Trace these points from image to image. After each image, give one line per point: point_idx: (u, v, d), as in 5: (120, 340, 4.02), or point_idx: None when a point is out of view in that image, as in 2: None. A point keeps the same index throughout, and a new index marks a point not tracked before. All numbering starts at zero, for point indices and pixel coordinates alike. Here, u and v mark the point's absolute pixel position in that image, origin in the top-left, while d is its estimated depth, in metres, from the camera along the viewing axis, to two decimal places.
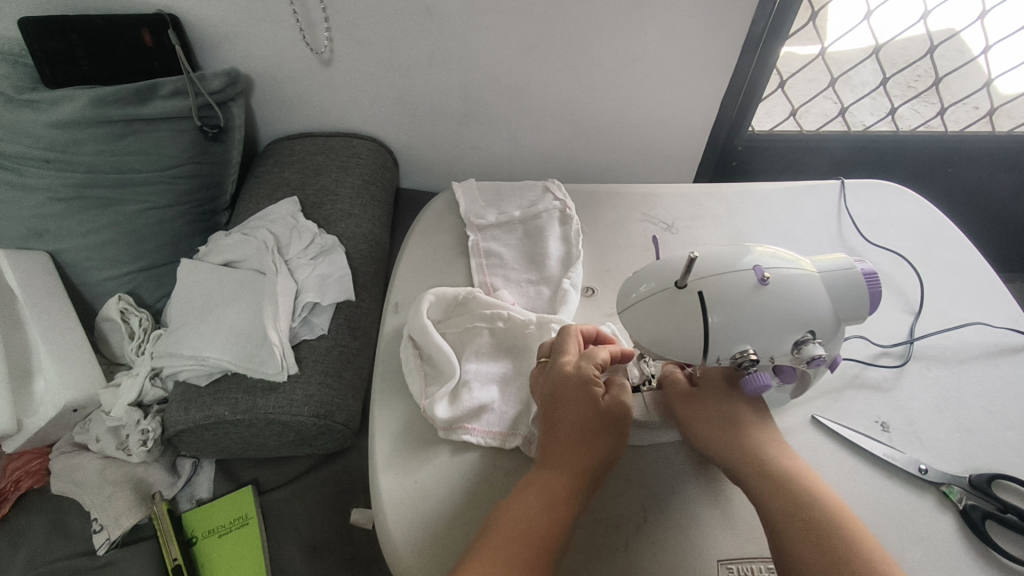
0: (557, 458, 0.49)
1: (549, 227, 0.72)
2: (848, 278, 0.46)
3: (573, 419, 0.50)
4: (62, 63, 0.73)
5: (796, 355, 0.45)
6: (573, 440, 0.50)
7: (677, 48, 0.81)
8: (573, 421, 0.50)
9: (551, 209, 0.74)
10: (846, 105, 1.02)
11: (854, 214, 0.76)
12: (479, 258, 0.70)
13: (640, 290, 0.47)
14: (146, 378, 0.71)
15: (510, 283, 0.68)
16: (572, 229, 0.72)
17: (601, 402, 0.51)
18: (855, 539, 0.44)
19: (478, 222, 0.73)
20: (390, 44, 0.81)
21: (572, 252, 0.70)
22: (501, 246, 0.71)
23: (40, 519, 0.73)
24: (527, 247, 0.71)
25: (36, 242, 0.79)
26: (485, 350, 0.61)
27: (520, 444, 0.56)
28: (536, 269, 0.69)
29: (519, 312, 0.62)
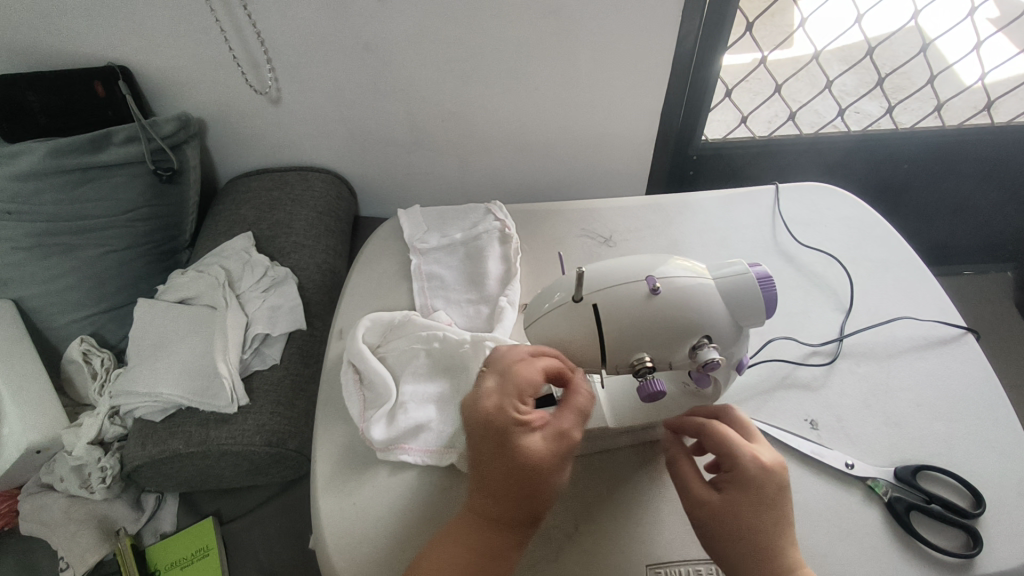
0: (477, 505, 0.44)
1: (489, 248, 0.74)
2: (741, 282, 0.48)
3: (492, 460, 0.44)
4: (21, 118, 0.78)
5: (693, 360, 0.47)
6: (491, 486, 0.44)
7: (612, 67, 0.84)
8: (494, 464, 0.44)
9: (490, 230, 0.75)
10: (794, 109, 1.04)
11: (789, 217, 0.77)
12: (421, 281, 0.72)
13: (547, 304, 0.49)
14: (106, 416, 0.73)
15: (450, 303, 0.70)
16: (512, 248, 0.74)
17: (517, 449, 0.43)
18: None
19: (421, 245, 0.75)
20: (335, 80, 0.84)
21: (511, 270, 0.72)
22: (442, 268, 0.73)
23: (9, 560, 0.75)
24: (467, 268, 0.73)
25: (1, 291, 0.82)
26: (423, 372, 0.63)
27: (455, 460, 0.57)
28: (475, 289, 0.71)
29: (454, 331, 0.64)
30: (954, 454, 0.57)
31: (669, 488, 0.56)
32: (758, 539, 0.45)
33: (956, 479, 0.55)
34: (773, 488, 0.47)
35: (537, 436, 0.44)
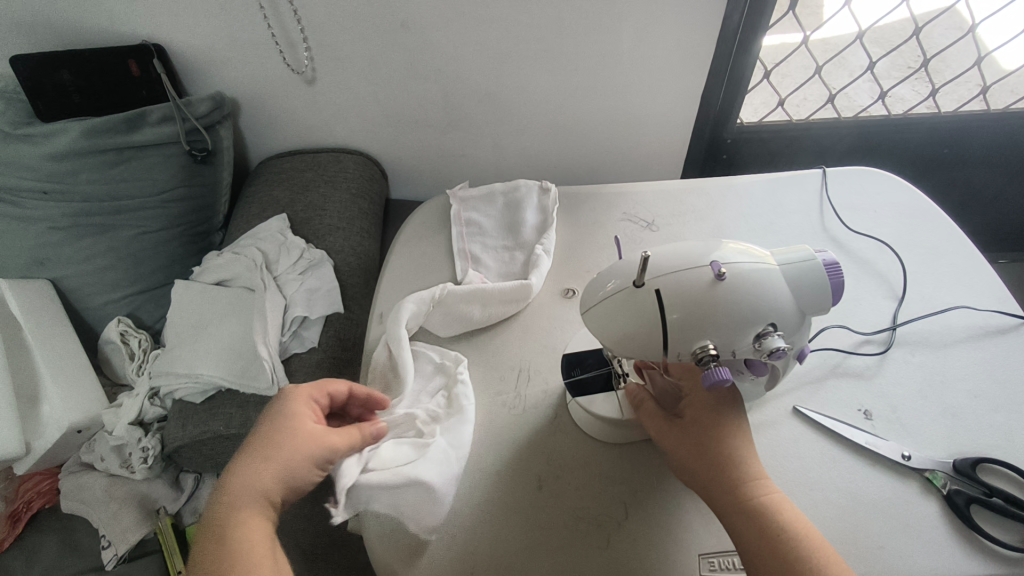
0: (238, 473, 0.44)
1: (527, 199, 0.75)
2: (808, 269, 0.47)
3: (261, 435, 0.46)
4: (57, 97, 0.77)
5: (759, 349, 0.46)
6: (263, 446, 0.45)
7: (651, 47, 0.82)
8: (271, 437, 0.46)
9: (529, 183, 0.77)
10: (835, 91, 1.00)
11: (837, 203, 0.75)
12: (460, 228, 0.74)
13: (605, 288, 0.48)
14: (146, 397, 0.73)
15: (487, 249, 0.73)
16: (551, 199, 0.76)
17: (274, 420, 0.47)
18: (801, 538, 0.45)
19: (461, 193, 0.77)
20: (370, 59, 0.82)
21: (548, 220, 0.74)
22: (481, 216, 0.75)
23: (51, 537, 0.76)
24: (506, 217, 0.75)
25: (39, 271, 0.82)
26: (441, 405, 0.59)
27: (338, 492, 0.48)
28: (512, 237, 0.74)
29: (494, 288, 0.65)
30: (1016, 448, 0.55)
31: None
32: (730, 471, 0.48)
33: (1021, 475, 0.53)
34: (728, 419, 0.51)
35: (295, 410, 0.48)
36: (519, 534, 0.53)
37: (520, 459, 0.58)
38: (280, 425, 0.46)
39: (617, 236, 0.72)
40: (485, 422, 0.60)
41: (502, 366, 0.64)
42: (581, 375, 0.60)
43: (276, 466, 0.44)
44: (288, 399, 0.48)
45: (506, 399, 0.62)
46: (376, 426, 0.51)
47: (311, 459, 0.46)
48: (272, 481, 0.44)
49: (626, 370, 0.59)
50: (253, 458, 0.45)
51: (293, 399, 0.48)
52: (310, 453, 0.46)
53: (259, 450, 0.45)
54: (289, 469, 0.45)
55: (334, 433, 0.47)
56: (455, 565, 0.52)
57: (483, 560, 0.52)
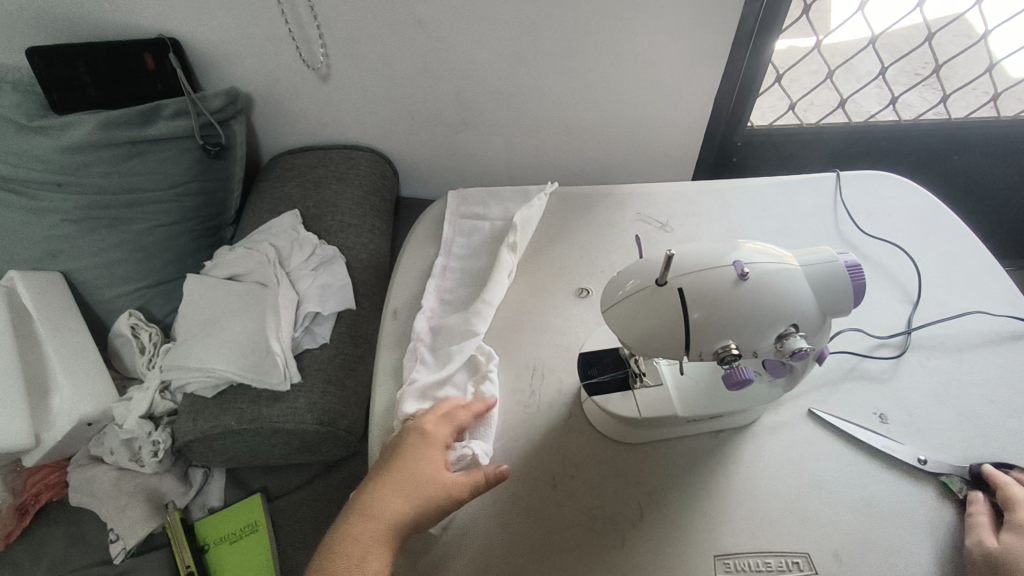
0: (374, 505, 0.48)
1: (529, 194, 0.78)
2: (830, 270, 0.47)
3: (396, 470, 0.50)
4: (71, 90, 0.76)
5: (780, 349, 0.46)
6: (393, 483, 0.49)
7: (666, 48, 0.82)
8: (405, 473, 0.49)
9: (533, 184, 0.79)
10: (847, 96, 1.00)
11: (851, 206, 0.75)
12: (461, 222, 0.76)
13: (626, 287, 0.47)
14: (156, 391, 0.73)
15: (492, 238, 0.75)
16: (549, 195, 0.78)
17: (409, 458, 0.50)
18: None
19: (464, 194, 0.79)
20: (384, 56, 0.82)
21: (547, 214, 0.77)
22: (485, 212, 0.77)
23: (59, 530, 0.76)
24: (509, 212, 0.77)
25: (50, 263, 0.81)
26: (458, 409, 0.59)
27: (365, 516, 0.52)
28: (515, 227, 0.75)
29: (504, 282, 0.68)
30: None
31: (734, 479, 0.55)
32: None
33: None
34: None
35: (427, 451, 0.51)
36: (533, 533, 0.53)
37: (535, 458, 0.58)
38: (416, 466, 0.50)
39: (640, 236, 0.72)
40: (500, 420, 0.60)
41: (516, 365, 0.64)
42: (597, 375, 0.58)
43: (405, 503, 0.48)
44: (418, 438, 0.52)
45: (521, 397, 0.62)
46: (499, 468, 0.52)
47: (436, 501, 0.48)
48: (401, 518, 0.47)
49: (644, 370, 0.58)
50: (387, 492, 0.48)
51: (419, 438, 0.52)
52: (434, 496, 0.48)
53: (394, 486, 0.49)
54: (416, 508, 0.48)
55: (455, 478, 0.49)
56: (470, 563, 0.52)
57: (498, 558, 0.52)
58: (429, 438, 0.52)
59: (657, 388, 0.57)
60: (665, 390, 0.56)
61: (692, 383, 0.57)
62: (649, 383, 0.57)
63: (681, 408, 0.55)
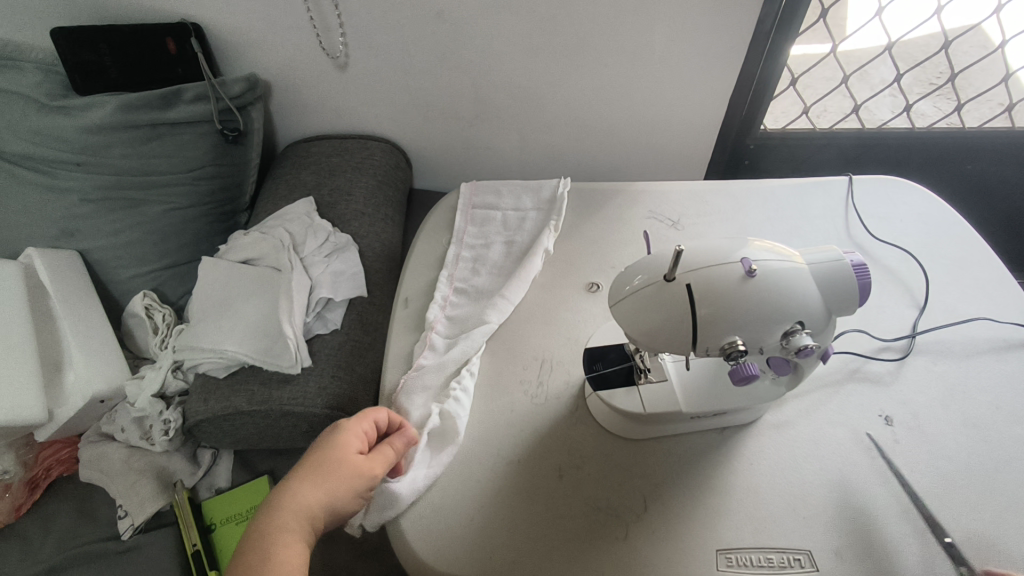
0: (288, 494, 0.46)
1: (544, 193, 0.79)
2: (838, 269, 0.47)
3: (312, 461, 0.48)
4: (92, 73, 0.78)
5: (786, 345, 0.46)
6: (311, 473, 0.47)
7: (683, 48, 0.82)
8: (324, 463, 0.48)
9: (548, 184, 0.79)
10: (860, 103, 1.00)
11: (862, 210, 0.76)
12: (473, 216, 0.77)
13: (632, 283, 0.47)
14: (169, 370, 0.74)
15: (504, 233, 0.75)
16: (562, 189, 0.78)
17: (326, 450, 0.48)
18: None
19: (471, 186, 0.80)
20: (403, 48, 0.83)
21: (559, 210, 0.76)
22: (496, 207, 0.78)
23: (68, 505, 0.77)
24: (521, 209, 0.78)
25: (68, 242, 0.82)
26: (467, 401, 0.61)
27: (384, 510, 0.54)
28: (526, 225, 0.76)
29: (517, 281, 0.68)
30: None
31: (739, 475, 0.56)
32: None
33: None
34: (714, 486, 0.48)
35: (348, 443, 0.50)
36: (538, 521, 0.54)
37: (542, 447, 0.58)
38: (332, 455, 0.48)
39: (644, 233, 0.72)
40: (507, 410, 0.61)
41: (524, 356, 0.65)
42: (602, 369, 0.58)
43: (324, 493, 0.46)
44: (337, 429, 0.50)
45: (529, 388, 0.62)
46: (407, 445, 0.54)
47: (357, 488, 0.48)
48: (322, 510, 0.46)
49: (649, 366, 0.57)
50: (304, 484, 0.46)
51: (338, 428, 0.50)
52: (356, 482, 0.48)
53: (310, 476, 0.47)
54: (334, 499, 0.47)
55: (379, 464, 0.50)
56: (475, 548, 0.53)
57: (503, 545, 0.53)
58: (339, 427, 0.50)
59: (661, 383, 0.56)
60: (671, 386, 0.56)
61: (697, 378, 0.56)
62: (653, 379, 0.57)
63: (685, 403, 0.55)
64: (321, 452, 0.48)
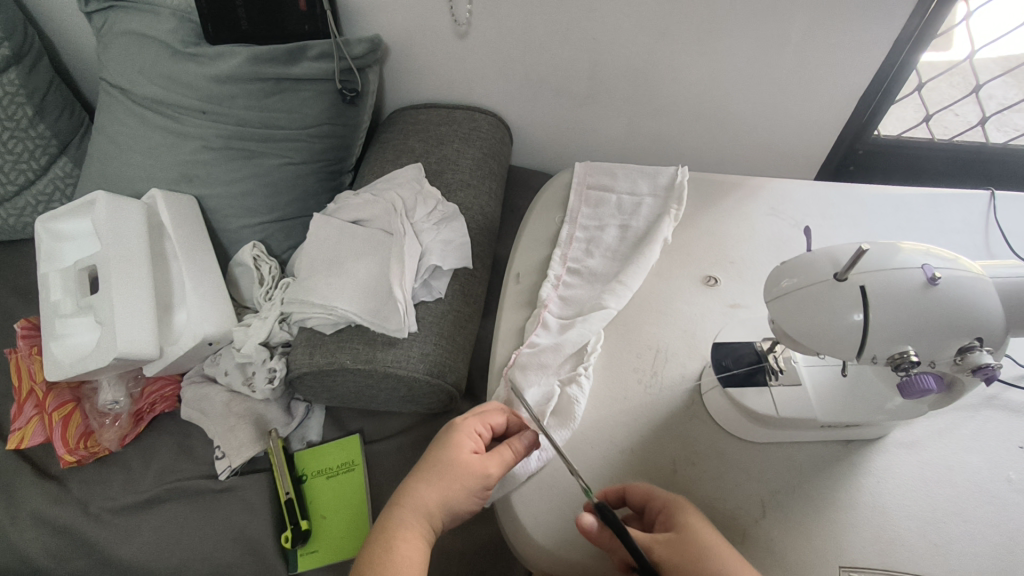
0: (406, 491, 0.48)
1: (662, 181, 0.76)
2: (1021, 286, 0.44)
3: (428, 460, 0.49)
4: (225, 22, 0.79)
5: (959, 362, 0.43)
6: (425, 470, 0.48)
7: (823, 41, 0.77)
8: (437, 462, 0.49)
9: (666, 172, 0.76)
10: (988, 114, 0.94)
11: (1005, 228, 0.71)
12: (586, 198, 0.75)
13: (784, 284, 0.46)
14: (275, 321, 0.75)
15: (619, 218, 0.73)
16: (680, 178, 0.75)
17: (441, 449, 0.49)
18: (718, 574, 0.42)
19: (587, 164, 0.78)
20: (527, 20, 0.81)
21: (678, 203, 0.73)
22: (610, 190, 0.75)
23: (169, 441, 0.79)
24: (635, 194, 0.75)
25: (186, 187, 0.84)
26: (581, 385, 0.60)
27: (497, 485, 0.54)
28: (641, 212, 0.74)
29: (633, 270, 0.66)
30: None
31: (865, 491, 0.54)
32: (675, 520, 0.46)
33: None
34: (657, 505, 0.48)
35: (462, 441, 0.50)
36: None
37: (656, 438, 0.57)
38: (444, 453, 0.49)
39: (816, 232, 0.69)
40: (621, 396, 0.60)
41: (639, 343, 0.63)
42: (730, 365, 0.57)
43: (436, 491, 0.47)
44: (452, 428, 0.51)
45: (642, 376, 0.61)
46: (525, 445, 0.50)
47: (470, 486, 0.48)
48: (435, 505, 0.47)
49: (781, 368, 0.55)
50: (418, 481, 0.48)
51: (452, 428, 0.51)
52: (469, 481, 0.48)
53: (426, 474, 0.48)
54: (447, 498, 0.47)
55: (491, 459, 0.48)
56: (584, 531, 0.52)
57: None
58: (454, 427, 0.51)
59: (795, 388, 0.54)
60: (805, 390, 0.54)
61: (830, 387, 0.54)
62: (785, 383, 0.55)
63: (821, 412, 0.53)
64: (435, 449, 0.49)
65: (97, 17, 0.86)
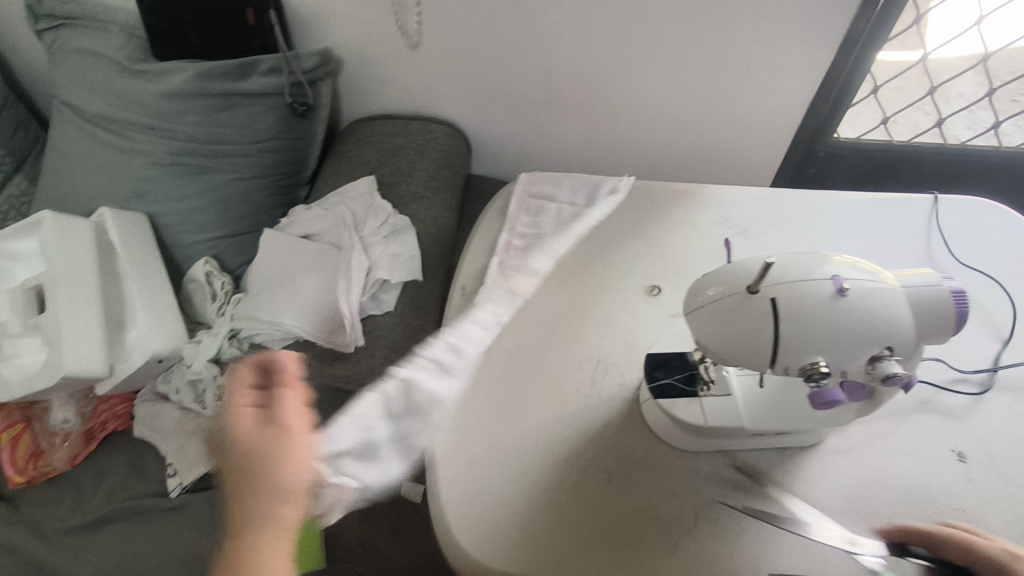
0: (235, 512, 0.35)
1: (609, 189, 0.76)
2: (930, 295, 0.44)
3: (224, 466, 0.35)
4: (173, 39, 0.79)
5: (871, 371, 0.44)
6: (232, 471, 0.35)
7: (768, 47, 0.78)
8: (236, 460, 0.35)
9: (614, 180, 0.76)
10: (943, 117, 0.95)
11: (946, 232, 0.71)
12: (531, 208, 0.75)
13: (708, 293, 0.45)
14: (225, 337, 0.75)
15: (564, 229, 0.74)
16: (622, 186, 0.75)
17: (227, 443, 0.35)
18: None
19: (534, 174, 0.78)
20: (477, 31, 0.82)
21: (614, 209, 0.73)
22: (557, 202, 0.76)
23: (120, 459, 0.79)
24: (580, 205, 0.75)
25: (137, 204, 0.84)
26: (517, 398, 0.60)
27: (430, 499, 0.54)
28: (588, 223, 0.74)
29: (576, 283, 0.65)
30: None
31: (798, 499, 0.54)
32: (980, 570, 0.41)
33: None
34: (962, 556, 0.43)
35: (240, 418, 0.35)
36: (584, 523, 0.52)
37: (593, 449, 0.57)
38: (230, 440, 0.35)
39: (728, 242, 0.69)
40: (559, 408, 0.60)
41: (580, 354, 0.63)
42: (662, 376, 0.57)
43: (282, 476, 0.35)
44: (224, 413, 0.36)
45: (581, 387, 0.61)
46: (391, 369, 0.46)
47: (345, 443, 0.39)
48: (279, 488, 0.35)
49: (712, 378, 0.56)
50: (234, 488, 0.35)
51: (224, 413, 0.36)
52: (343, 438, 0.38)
53: (232, 476, 0.35)
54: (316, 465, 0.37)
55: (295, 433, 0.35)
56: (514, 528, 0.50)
57: (546, 542, 0.51)
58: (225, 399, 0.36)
59: (725, 398, 0.54)
60: (735, 400, 0.54)
61: (763, 400, 0.54)
62: (716, 393, 0.55)
63: (749, 421, 0.53)
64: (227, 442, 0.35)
65: (49, 35, 0.85)
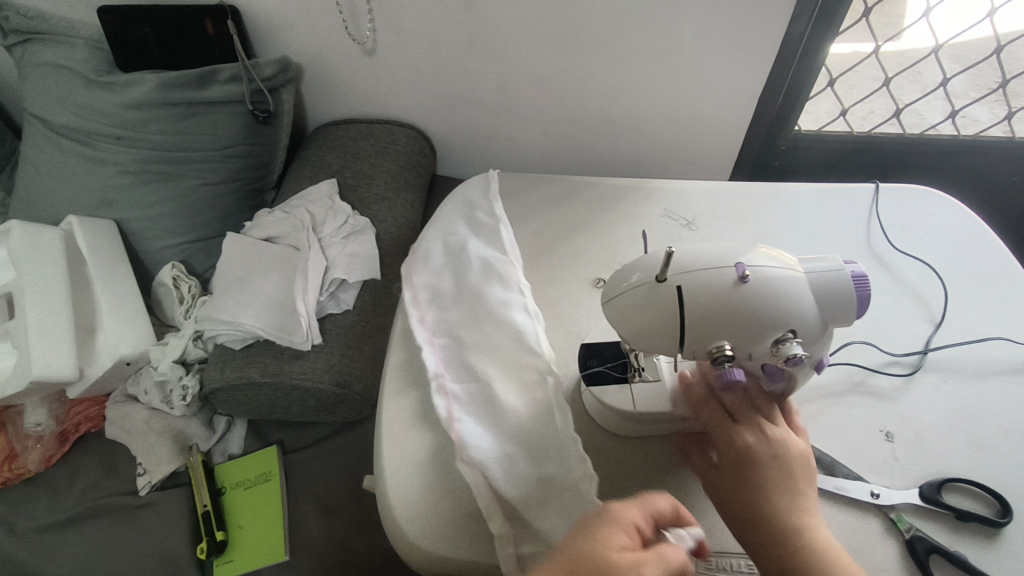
0: None
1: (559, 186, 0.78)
2: (835, 280, 0.46)
3: None
4: (137, 50, 0.82)
5: (775, 353, 0.45)
6: None
7: (713, 44, 0.80)
8: None
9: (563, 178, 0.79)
10: (903, 105, 0.94)
11: (884, 219, 0.73)
12: None
13: (631, 279, 0.47)
14: (190, 339, 0.77)
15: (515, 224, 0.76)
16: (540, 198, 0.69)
17: None
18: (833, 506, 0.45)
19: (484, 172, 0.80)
20: (429, 36, 0.84)
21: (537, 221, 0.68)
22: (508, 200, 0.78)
23: (93, 459, 0.82)
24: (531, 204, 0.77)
25: (106, 212, 0.87)
26: None
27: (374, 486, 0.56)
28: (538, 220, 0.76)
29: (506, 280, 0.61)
30: None
31: None
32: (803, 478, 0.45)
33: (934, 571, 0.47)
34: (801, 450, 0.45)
35: None
36: None
37: None
38: None
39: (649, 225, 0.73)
40: None
41: None
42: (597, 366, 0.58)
43: None
44: None
45: None
46: None
47: None
48: None
49: (643, 365, 0.57)
50: None
51: None
52: None
53: None
54: None
55: None
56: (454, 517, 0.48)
57: None
58: None
59: (654, 384, 0.56)
60: (663, 386, 0.56)
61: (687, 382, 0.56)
62: (647, 378, 0.56)
63: (676, 403, 0.54)
64: None
65: (17, 49, 0.87)
